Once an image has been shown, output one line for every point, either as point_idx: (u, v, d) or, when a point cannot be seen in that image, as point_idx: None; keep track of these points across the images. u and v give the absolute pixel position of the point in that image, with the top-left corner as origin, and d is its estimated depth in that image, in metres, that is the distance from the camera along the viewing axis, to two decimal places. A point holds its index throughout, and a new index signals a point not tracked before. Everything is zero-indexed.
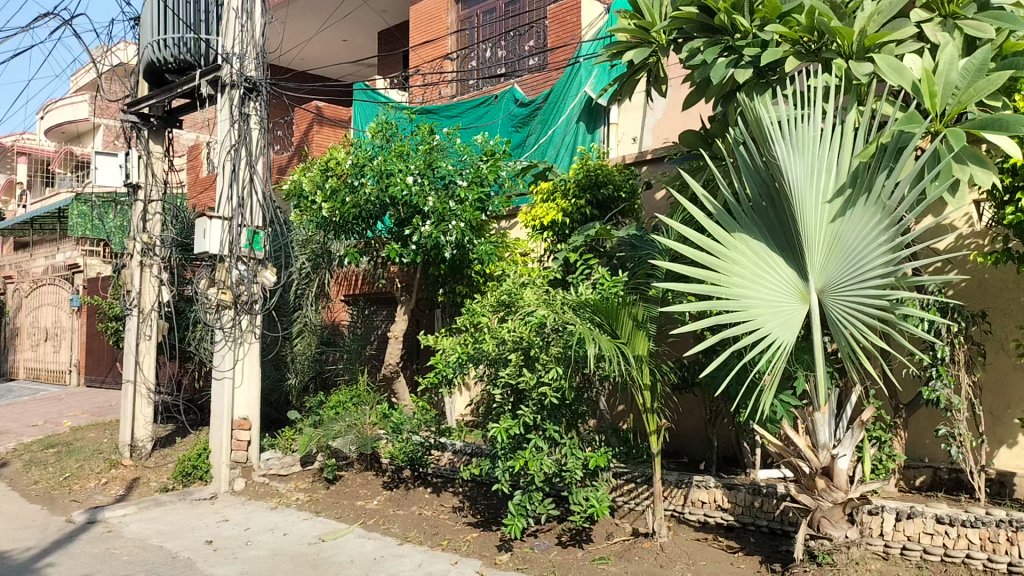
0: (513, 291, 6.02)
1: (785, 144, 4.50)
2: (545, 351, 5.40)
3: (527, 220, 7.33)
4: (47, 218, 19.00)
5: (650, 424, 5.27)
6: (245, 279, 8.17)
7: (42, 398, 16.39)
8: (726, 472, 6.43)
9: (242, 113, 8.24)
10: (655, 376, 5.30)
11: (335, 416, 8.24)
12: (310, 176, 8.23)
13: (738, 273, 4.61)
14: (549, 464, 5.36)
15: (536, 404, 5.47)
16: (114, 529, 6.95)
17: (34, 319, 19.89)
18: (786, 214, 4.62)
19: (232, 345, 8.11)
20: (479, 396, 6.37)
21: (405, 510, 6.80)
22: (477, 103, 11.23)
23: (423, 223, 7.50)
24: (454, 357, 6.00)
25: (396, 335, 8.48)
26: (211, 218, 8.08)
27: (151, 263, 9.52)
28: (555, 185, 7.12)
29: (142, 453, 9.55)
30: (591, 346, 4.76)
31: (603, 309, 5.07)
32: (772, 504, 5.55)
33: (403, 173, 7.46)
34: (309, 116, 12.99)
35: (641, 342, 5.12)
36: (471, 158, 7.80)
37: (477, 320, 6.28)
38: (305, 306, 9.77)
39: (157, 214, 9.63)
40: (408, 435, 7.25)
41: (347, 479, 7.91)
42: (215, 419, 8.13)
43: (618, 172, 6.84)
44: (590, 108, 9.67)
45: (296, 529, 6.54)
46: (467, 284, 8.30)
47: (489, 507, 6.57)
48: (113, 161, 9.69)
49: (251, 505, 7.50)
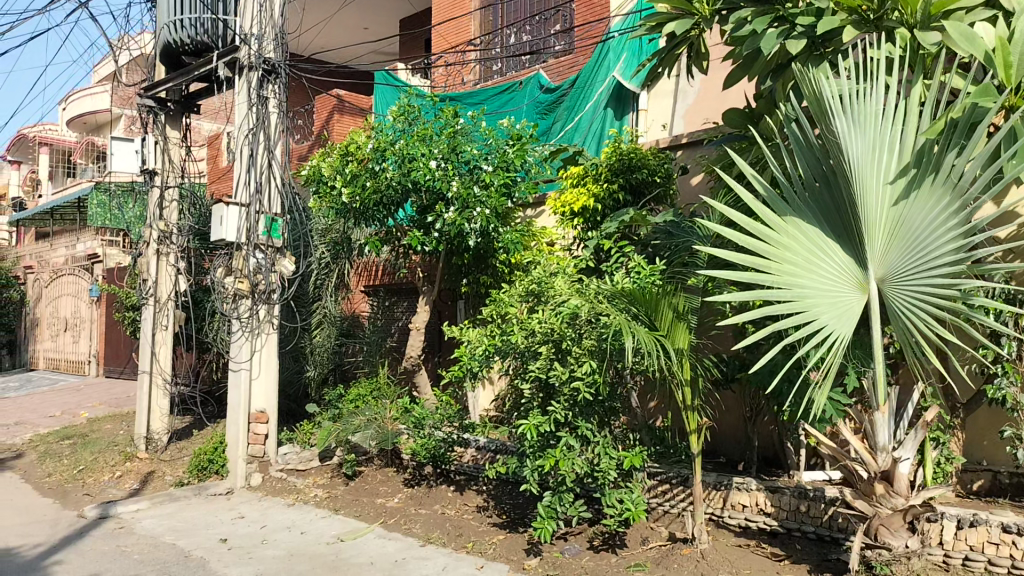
0: (544, 279, 5.70)
1: (846, 119, 4.15)
2: (577, 343, 5.08)
3: (556, 206, 6.97)
4: (67, 208, 18.91)
5: (690, 423, 4.92)
6: (262, 267, 7.92)
7: (61, 388, 16.31)
8: (767, 473, 6.10)
9: (260, 96, 7.94)
10: (697, 371, 4.95)
11: (355, 410, 7.99)
12: (329, 162, 7.85)
13: (790, 261, 4.30)
14: (582, 464, 5.04)
15: (567, 399, 5.13)
16: (127, 525, 6.71)
17: (53, 309, 19.80)
18: (842, 197, 4.28)
19: (249, 336, 7.83)
20: (506, 391, 6.06)
21: (427, 509, 6.50)
22: (502, 90, 10.90)
23: (446, 210, 7.18)
24: (480, 349, 5.69)
25: (418, 327, 8.17)
26: (228, 204, 7.80)
27: (167, 252, 9.28)
28: (585, 169, 6.78)
29: (157, 446, 9.32)
30: (628, 339, 4.43)
31: (641, 298, 4.68)
32: (819, 510, 5.24)
33: (426, 157, 7.13)
34: (330, 103, 12.71)
35: (682, 334, 4.74)
36: (496, 143, 7.44)
37: (503, 311, 5.94)
38: (324, 296, 9.49)
39: (174, 201, 9.39)
40: (431, 431, 6.96)
41: (367, 475, 7.63)
42: (232, 413, 7.86)
43: (653, 156, 6.49)
44: (619, 93, 9.31)
45: (314, 528, 6.26)
46: (492, 274, 7.97)
47: (516, 507, 6.26)
48: (130, 147, 9.47)
49: (268, 502, 7.23)
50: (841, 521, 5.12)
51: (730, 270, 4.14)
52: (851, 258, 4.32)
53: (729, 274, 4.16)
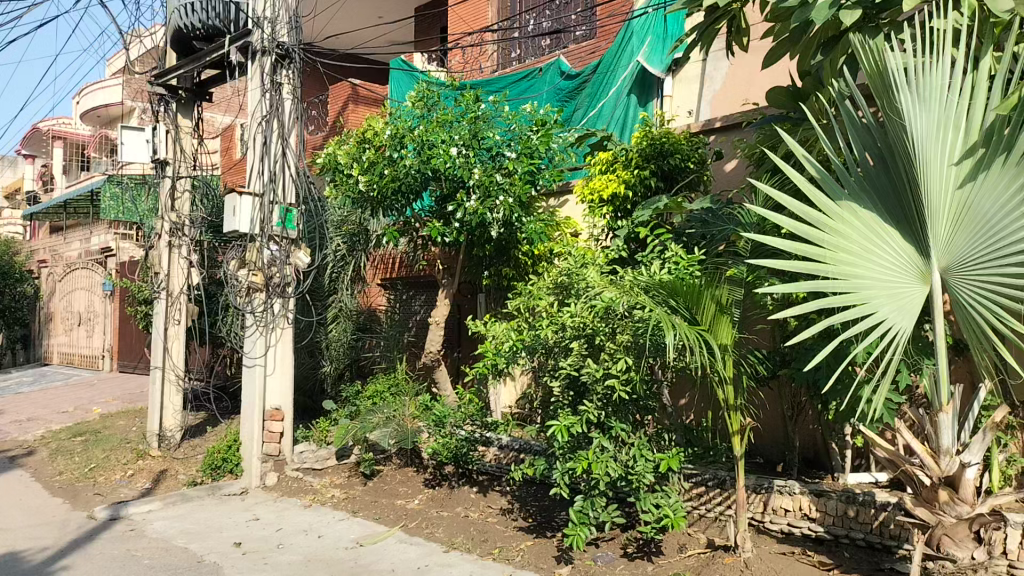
0: (575, 270, 5.40)
1: (911, 94, 3.82)
2: (612, 339, 4.79)
3: (584, 194, 6.67)
4: (81, 201, 18.74)
5: (734, 424, 4.61)
6: (277, 259, 7.65)
7: (75, 383, 16.16)
8: (808, 475, 5.80)
9: (274, 82, 7.65)
10: (740, 368, 4.64)
11: (373, 407, 7.72)
12: (345, 149, 7.53)
13: (844, 249, 3.98)
14: (616, 468, 4.74)
15: (600, 398, 4.84)
16: (138, 528, 6.47)
17: (67, 303, 19.68)
18: (904, 179, 3.94)
19: (263, 331, 7.57)
20: (534, 388, 5.77)
21: (449, 512, 6.21)
22: (521, 78, 10.57)
23: (468, 199, 6.87)
24: (507, 344, 5.39)
25: (438, 321, 7.87)
26: (241, 194, 7.50)
27: (179, 244, 9.03)
28: (614, 155, 6.46)
29: (170, 444, 9.07)
30: (670, 335, 4.12)
31: (682, 291, 4.35)
32: (869, 515, 4.93)
33: (446, 144, 6.84)
34: (345, 92, 12.42)
35: (726, 329, 4.44)
36: (520, 128, 7.13)
37: (531, 303, 5.65)
38: (341, 289, 9.22)
39: (186, 192, 9.13)
40: (453, 430, 6.67)
41: (386, 475, 7.35)
42: (246, 410, 7.59)
43: (686, 140, 6.18)
44: (641, 80, 8.97)
45: (331, 531, 5.99)
46: (514, 266, 7.66)
47: (543, 510, 5.96)
48: (140, 136, 9.23)
49: (283, 503, 6.97)
50: (893, 528, 4.81)
51: (779, 259, 3.83)
52: (911, 246, 3.98)
53: (779, 262, 3.85)
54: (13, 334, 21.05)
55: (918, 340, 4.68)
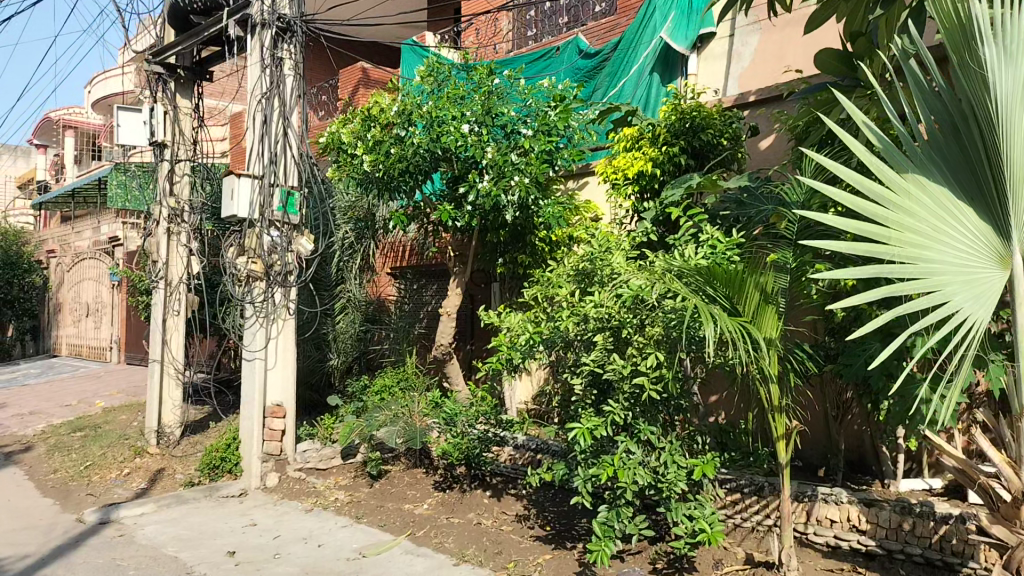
0: (599, 255, 4.89)
1: (997, 47, 3.26)
2: (640, 332, 4.29)
3: (607, 173, 6.16)
4: (89, 191, 18.37)
5: (779, 427, 4.11)
6: (278, 246, 7.19)
7: (81, 375, 15.83)
8: (854, 481, 5.31)
9: (274, 56, 7.15)
10: (786, 363, 4.13)
11: (381, 403, 7.28)
12: (349, 127, 6.98)
13: (910, 229, 3.44)
14: (645, 475, 4.22)
15: (627, 397, 4.34)
16: (128, 533, 6.06)
17: (76, 294, 19.37)
18: (981, 147, 3.39)
19: (263, 322, 7.10)
20: (552, 385, 5.28)
21: (460, 518, 5.74)
22: (537, 57, 10.01)
23: (480, 180, 6.38)
24: (524, 337, 4.89)
25: (449, 312, 7.37)
26: (239, 176, 7.04)
27: (178, 231, 8.60)
28: (640, 129, 5.95)
29: (170, 441, 8.66)
30: (710, 326, 3.60)
31: (722, 277, 3.86)
32: (927, 528, 4.41)
33: (457, 120, 6.35)
34: (355, 75, 11.92)
35: (770, 320, 3.94)
36: (536, 104, 6.61)
37: (549, 293, 5.15)
38: (348, 279, 8.80)
39: (185, 176, 8.69)
40: (465, 428, 6.20)
41: (394, 476, 6.89)
42: (246, 407, 7.14)
43: (718, 114, 5.68)
44: (665, 57, 8.41)
45: (332, 540, 5.53)
46: (530, 253, 7.16)
47: (562, 518, 5.47)
48: (138, 118, 8.74)
49: (283, 506, 6.52)
50: (957, 543, 4.29)
51: (834, 242, 3.30)
52: (988, 226, 3.44)
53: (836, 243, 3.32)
54: (23, 326, 20.82)
55: (987, 332, 4.18)
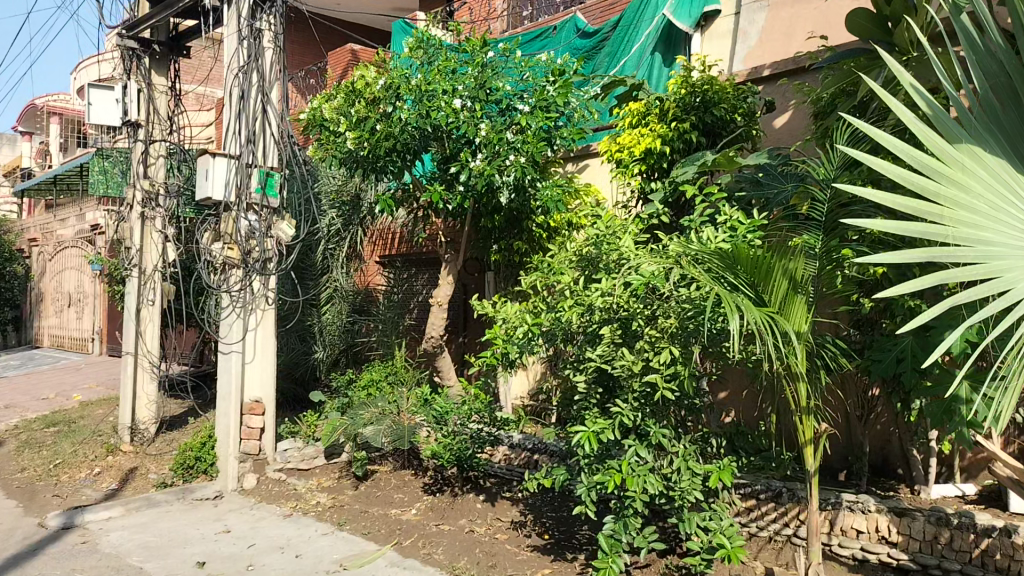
0: (605, 239, 4.44)
1: None
2: (651, 325, 3.84)
3: (611, 151, 5.71)
4: (70, 179, 17.79)
5: (806, 431, 3.66)
6: (256, 232, 6.70)
7: (61, 367, 15.34)
8: (879, 485, 4.91)
9: (252, 27, 6.64)
10: (815, 359, 3.69)
11: (367, 399, 6.85)
12: (331, 103, 6.46)
13: (965, 207, 2.96)
14: (656, 484, 3.78)
15: (636, 396, 3.90)
16: (91, 540, 5.59)
17: (58, 283, 18.83)
18: None
19: (241, 313, 6.65)
20: (551, 381, 4.83)
21: (450, 525, 5.29)
22: (534, 36, 9.50)
23: (473, 159, 5.92)
24: (521, 329, 4.44)
25: (440, 302, 6.90)
26: (214, 155, 6.58)
27: (153, 215, 8.12)
28: (647, 104, 5.49)
29: (144, 438, 8.21)
30: (733, 318, 3.15)
31: (747, 262, 3.41)
32: (967, 541, 4.01)
33: (448, 95, 5.90)
34: (344, 58, 11.39)
35: (799, 312, 3.50)
36: (534, 78, 6.14)
37: (548, 280, 4.69)
38: (334, 268, 8.39)
39: (160, 157, 8.22)
40: (457, 427, 5.75)
41: (380, 478, 6.45)
42: (222, 402, 6.68)
43: (732, 88, 5.26)
44: (668, 34, 7.86)
45: (312, 549, 5.08)
46: (527, 239, 6.72)
47: (562, 526, 5.05)
48: (110, 95, 8.22)
49: (261, 510, 6.07)
50: (1000, 559, 3.89)
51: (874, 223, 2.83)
52: None
53: (878, 223, 2.84)
54: (4, 317, 20.24)
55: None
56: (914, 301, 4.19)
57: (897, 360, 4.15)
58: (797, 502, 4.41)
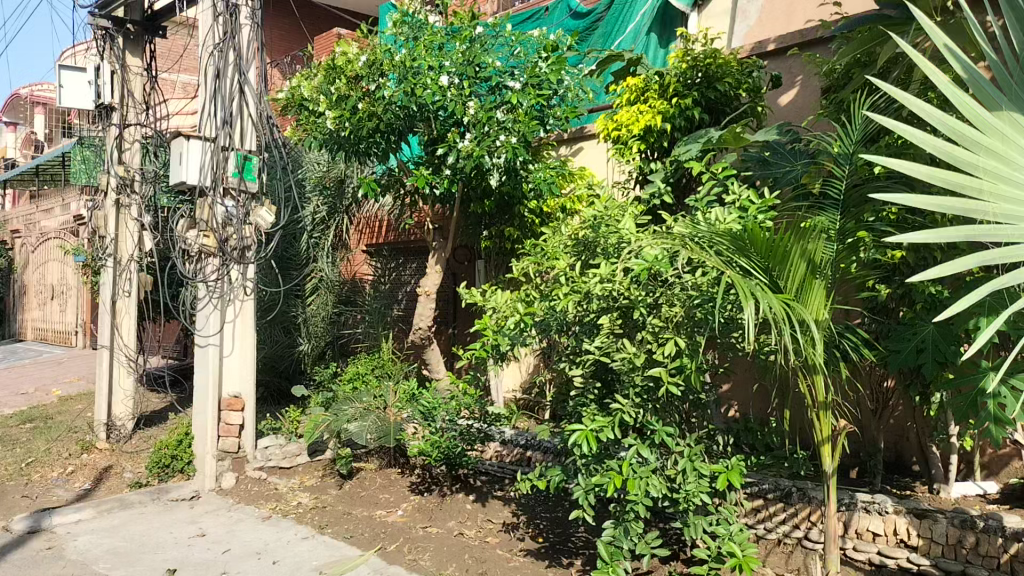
0: (604, 221, 4.12)
1: None
2: (655, 314, 3.53)
3: (608, 130, 5.40)
4: (53, 168, 17.37)
5: (824, 429, 3.35)
6: (233, 218, 6.37)
7: (44, 361, 14.97)
8: (894, 484, 4.61)
9: (228, 3, 6.27)
10: (833, 350, 3.39)
11: (352, 393, 6.53)
12: (312, 81, 6.10)
13: (1009, 181, 2.52)
14: (659, 487, 3.47)
15: (638, 392, 3.59)
16: (57, 546, 5.26)
17: (41, 275, 18.41)
18: None
19: (218, 304, 6.31)
20: (544, 375, 4.52)
21: (438, 528, 4.97)
22: (526, 17, 9.14)
23: (461, 140, 5.59)
24: (513, 320, 4.11)
25: (427, 292, 6.56)
26: (188, 137, 6.21)
27: (128, 202, 7.77)
28: (646, 79, 5.19)
29: (120, 435, 7.87)
30: (749, 306, 2.84)
31: (762, 244, 3.11)
32: (994, 546, 3.71)
33: (434, 71, 5.58)
34: (330, 41, 10.99)
35: (817, 298, 3.20)
36: (526, 54, 5.81)
37: (542, 267, 4.37)
38: (319, 257, 8.06)
39: (136, 142, 7.84)
40: (445, 424, 5.43)
41: (365, 477, 6.13)
42: (198, 398, 6.34)
43: (736, 62, 4.98)
44: (664, 14, 7.49)
45: (290, 555, 4.76)
46: (519, 225, 6.41)
47: (557, 528, 4.76)
48: (83, 77, 7.94)
49: (239, 512, 5.75)
50: None
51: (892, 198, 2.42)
52: None
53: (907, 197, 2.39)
54: None
55: None
56: (935, 286, 3.89)
57: (919, 350, 3.85)
58: (809, 503, 4.11)
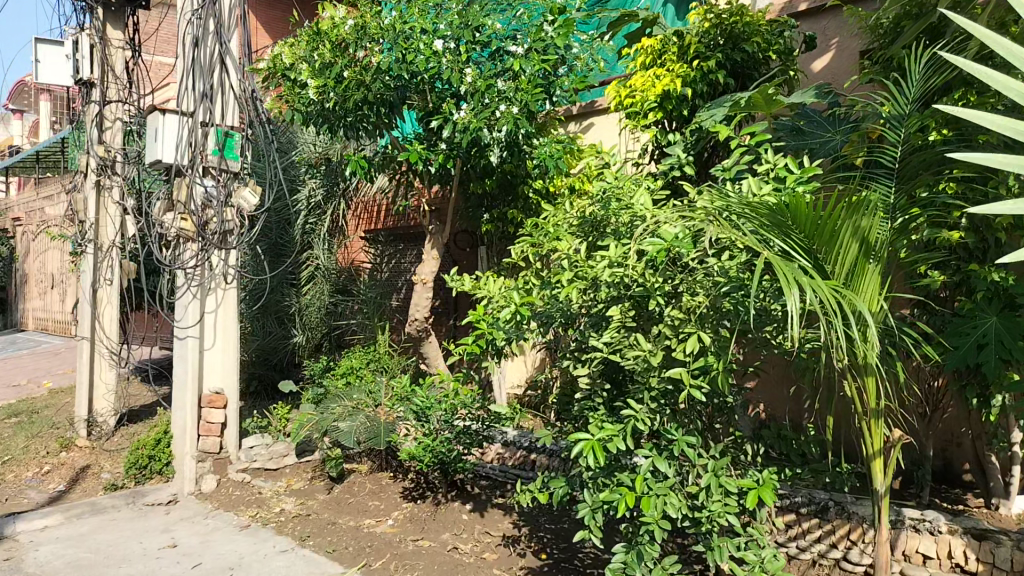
0: (615, 196, 3.60)
1: None
2: (675, 304, 3.01)
3: (620, 100, 4.89)
4: (53, 155, 16.98)
5: (874, 439, 2.83)
6: (213, 199, 5.87)
7: (41, 352, 14.60)
8: (943, 496, 4.08)
9: None
10: (888, 346, 2.85)
11: (344, 389, 6.06)
12: (296, 48, 5.57)
13: None
14: (678, 507, 2.96)
15: (653, 395, 3.07)
16: (15, 557, 4.78)
17: (41, 265, 18.08)
18: None
19: (198, 293, 5.82)
20: (547, 373, 4.01)
21: (431, 541, 4.49)
22: None
23: (458, 111, 5.09)
24: (508, 310, 3.61)
25: (424, 280, 6.07)
26: (164, 111, 5.77)
27: (109, 185, 7.29)
28: (663, 40, 4.67)
29: (103, 432, 7.44)
30: (792, 295, 2.32)
31: (806, 220, 2.59)
32: None
33: (428, 35, 5.06)
34: None
35: (870, 286, 2.67)
36: (530, 17, 5.26)
37: (545, 249, 3.86)
38: (314, 243, 7.59)
39: (117, 121, 7.34)
40: (440, 425, 4.94)
41: (356, 481, 5.65)
42: (176, 393, 5.88)
43: (764, 21, 4.46)
44: None
45: (264, 572, 4.28)
46: (523, 207, 5.90)
47: (561, 543, 4.28)
48: (60, 52, 7.50)
49: (217, 518, 5.28)
50: None
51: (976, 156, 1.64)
52: None
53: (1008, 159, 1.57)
54: None
55: None
56: (1001, 271, 3.36)
57: (984, 347, 3.32)
58: (848, 520, 3.60)
